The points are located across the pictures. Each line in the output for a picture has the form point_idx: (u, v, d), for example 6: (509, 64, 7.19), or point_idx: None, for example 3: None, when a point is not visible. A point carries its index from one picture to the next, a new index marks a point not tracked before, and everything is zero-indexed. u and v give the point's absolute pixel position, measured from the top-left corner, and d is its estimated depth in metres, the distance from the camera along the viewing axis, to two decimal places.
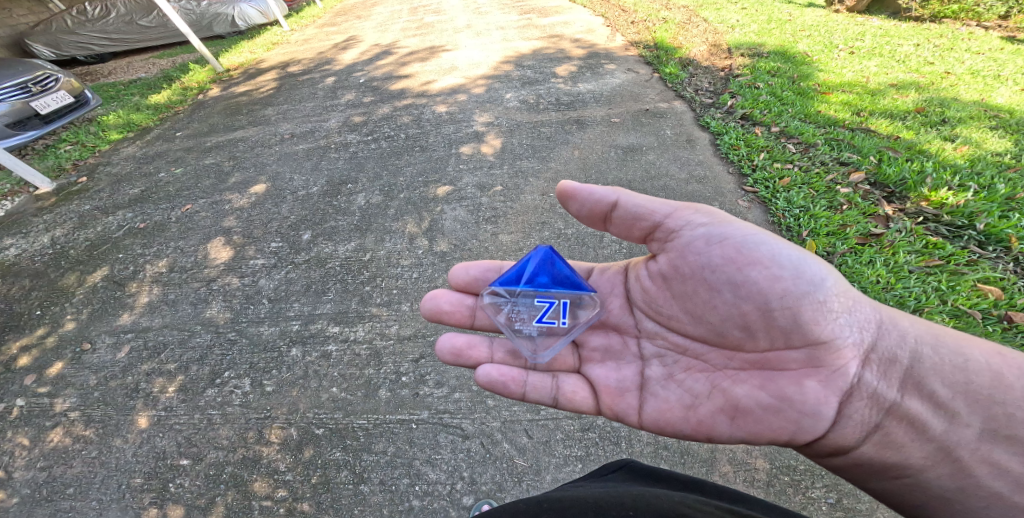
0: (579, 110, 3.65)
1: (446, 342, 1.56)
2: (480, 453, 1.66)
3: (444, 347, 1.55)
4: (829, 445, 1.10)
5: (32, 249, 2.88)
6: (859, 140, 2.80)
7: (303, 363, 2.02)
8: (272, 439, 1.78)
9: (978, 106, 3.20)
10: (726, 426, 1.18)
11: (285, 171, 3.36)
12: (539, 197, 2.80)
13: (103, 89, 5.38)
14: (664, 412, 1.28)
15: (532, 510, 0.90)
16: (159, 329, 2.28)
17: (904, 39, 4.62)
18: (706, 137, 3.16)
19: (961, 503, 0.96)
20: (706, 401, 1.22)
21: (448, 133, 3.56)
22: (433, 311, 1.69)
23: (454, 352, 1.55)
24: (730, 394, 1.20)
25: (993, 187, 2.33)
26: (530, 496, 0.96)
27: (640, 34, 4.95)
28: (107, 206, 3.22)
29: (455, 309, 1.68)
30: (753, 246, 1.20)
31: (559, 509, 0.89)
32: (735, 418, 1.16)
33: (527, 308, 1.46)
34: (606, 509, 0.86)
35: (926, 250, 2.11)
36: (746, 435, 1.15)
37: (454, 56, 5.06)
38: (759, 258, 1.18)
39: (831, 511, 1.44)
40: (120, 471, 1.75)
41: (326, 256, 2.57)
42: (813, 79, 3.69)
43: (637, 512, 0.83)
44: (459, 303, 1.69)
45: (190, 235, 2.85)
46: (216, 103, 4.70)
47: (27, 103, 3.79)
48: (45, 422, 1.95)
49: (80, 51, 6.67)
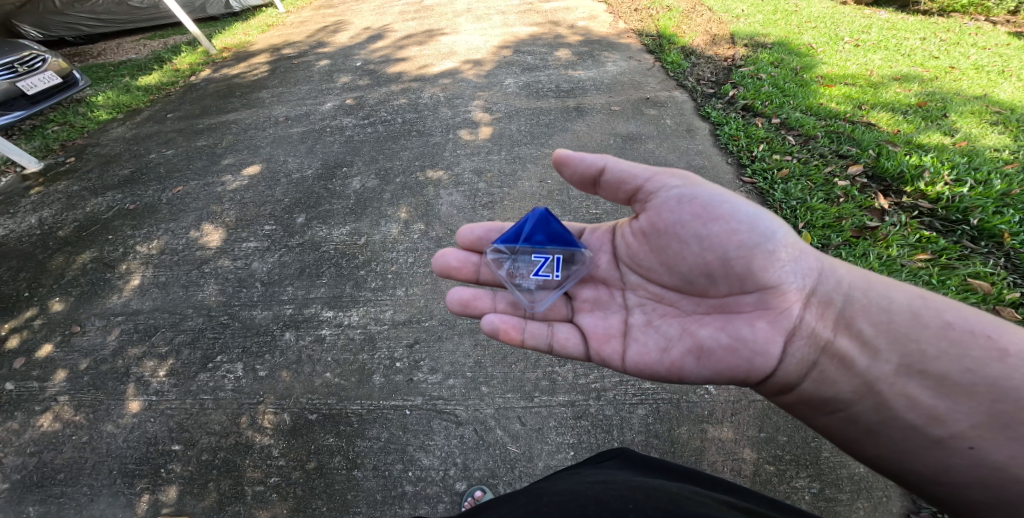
0: (579, 98, 3.60)
1: (456, 294, 1.56)
2: (473, 439, 1.66)
3: (453, 299, 1.56)
4: (773, 382, 1.11)
5: (20, 229, 2.83)
6: (859, 133, 2.77)
7: (296, 348, 2.01)
8: (266, 425, 1.76)
9: (981, 101, 3.18)
10: (694, 365, 1.18)
11: (279, 153, 3.30)
12: (536, 183, 2.78)
13: (93, 70, 5.28)
14: (644, 356, 1.27)
15: (530, 502, 0.88)
16: (150, 312, 2.25)
17: (911, 33, 4.58)
18: (706, 127, 3.14)
19: (884, 436, 0.96)
20: (677, 342, 1.23)
21: (445, 117, 3.51)
22: (442, 267, 1.67)
23: (462, 303, 1.55)
24: (696, 336, 1.20)
25: (989, 183, 2.31)
26: (528, 489, 0.94)
27: (643, 22, 4.89)
28: (96, 187, 3.15)
29: (463, 265, 1.65)
30: (719, 200, 1.18)
31: (560, 501, 0.87)
32: (701, 358, 1.17)
33: (526, 263, 1.51)
34: (606, 502, 0.83)
35: (919, 244, 2.11)
36: (712, 373, 1.16)
37: (454, 40, 4.97)
38: (723, 211, 1.17)
39: (813, 500, 1.46)
40: (111, 457, 1.73)
41: (320, 239, 2.54)
42: (816, 71, 3.66)
43: (638, 506, 0.81)
44: (466, 260, 1.66)
45: (181, 217, 2.81)
46: (209, 85, 4.61)
47: (13, 83, 3.68)
48: (34, 407, 1.92)
49: (69, 31, 6.51)
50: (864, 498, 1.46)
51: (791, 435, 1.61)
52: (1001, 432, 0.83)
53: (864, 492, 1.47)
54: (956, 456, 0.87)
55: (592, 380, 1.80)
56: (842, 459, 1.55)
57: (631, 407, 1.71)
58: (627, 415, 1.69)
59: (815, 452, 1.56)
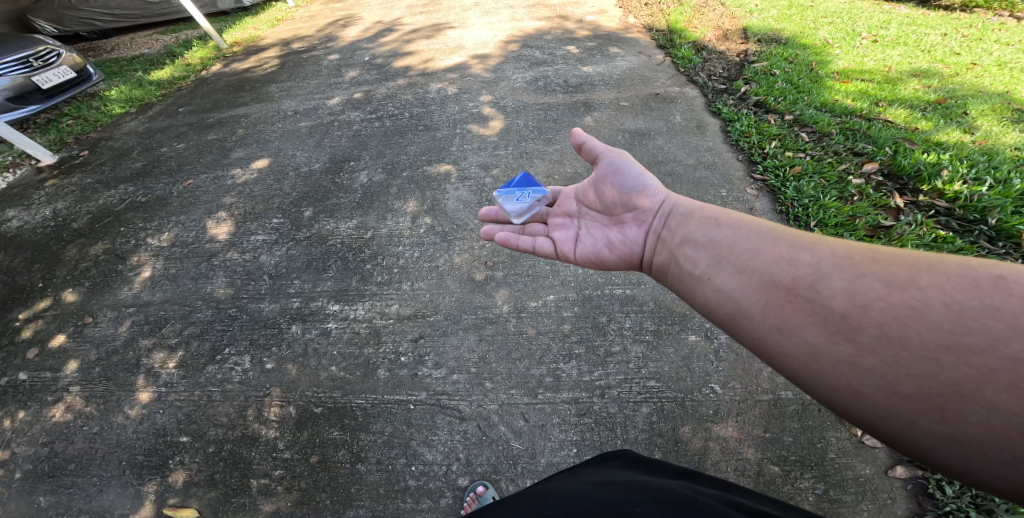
0: (587, 93, 3.56)
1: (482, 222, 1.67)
2: (476, 435, 1.65)
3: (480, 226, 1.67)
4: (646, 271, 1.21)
5: (35, 221, 2.88)
6: (876, 130, 2.70)
7: (302, 341, 2.02)
8: (272, 417, 1.78)
9: (1003, 98, 3.08)
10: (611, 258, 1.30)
11: (288, 147, 3.32)
12: (543, 179, 2.76)
13: (106, 65, 5.35)
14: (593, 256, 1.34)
15: (534, 505, 0.87)
16: (160, 304, 2.27)
17: (931, 29, 4.45)
18: (716, 123, 3.10)
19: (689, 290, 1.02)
20: (602, 238, 1.36)
21: (453, 112, 3.50)
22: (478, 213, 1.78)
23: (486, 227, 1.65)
24: (618, 233, 1.31)
25: (1009, 182, 2.24)
26: (531, 492, 0.93)
27: (653, 17, 4.83)
28: (108, 180, 3.20)
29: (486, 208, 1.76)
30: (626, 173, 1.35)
31: (564, 504, 0.85)
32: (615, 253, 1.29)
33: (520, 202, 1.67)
34: (613, 506, 0.82)
35: (935, 244, 2.06)
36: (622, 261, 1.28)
37: (461, 35, 4.94)
38: (627, 177, 1.34)
39: (817, 502, 1.43)
40: (121, 448, 1.76)
41: (327, 233, 2.55)
42: (832, 67, 3.58)
43: (645, 509, 0.80)
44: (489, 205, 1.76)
45: (191, 210, 2.83)
46: (220, 79, 4.64)
47: (28, 78, 3.73)
48: (47, 397, 1.95)
49: (83, 26, 6.55)
50: (869, 500, 1.43)
51: (796, 435, 1.58)
52: (750, 274, 0.91)
53: (869, 493, 1.44)
54: (717, 294, 0.95)
55: (596, 377, 1.78)
56: (849, 460, 1.51)
57: (635, 405, 1.69)
58: (631, 413, 1.67)
59: (822, 453, 1.53)
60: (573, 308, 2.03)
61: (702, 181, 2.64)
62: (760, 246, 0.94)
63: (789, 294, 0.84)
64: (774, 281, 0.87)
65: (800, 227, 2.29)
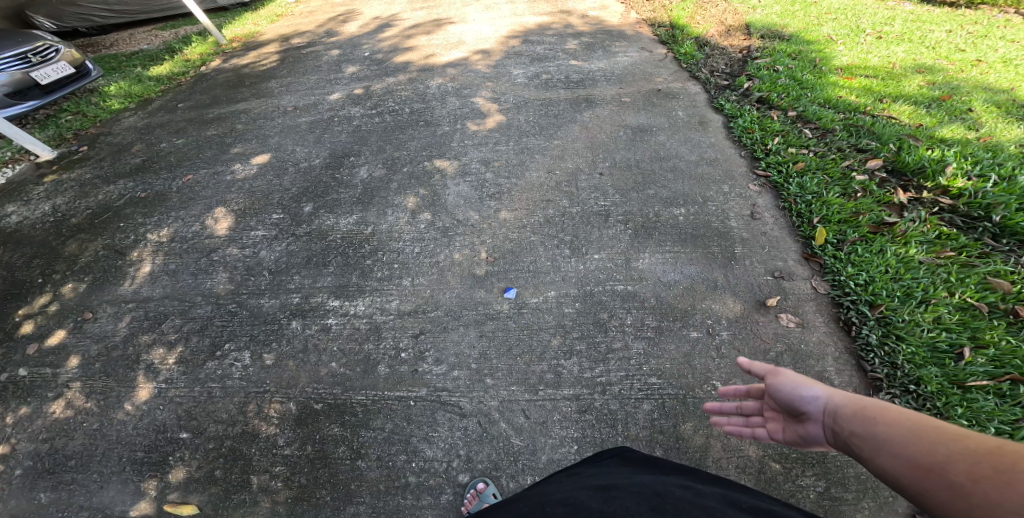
0: (589, 89, 3.54)
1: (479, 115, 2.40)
2: (477, 432, 1.64)
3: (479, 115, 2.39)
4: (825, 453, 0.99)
5: (34, 216, 2.87)
6: (880, 126, 2.68)
7: (303, 336, 2.01)
8: (271, 413, 1.77)
9: (1008, 95, 3.05)
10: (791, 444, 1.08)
11: (287, 143, 3.30)
12: (544, 174, 2.74)
13: (105, 60, 5.33)
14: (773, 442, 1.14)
15: (533, 510, 0.87)
16: (160, 300, 2.26)
17: (937, 25, 4.41)
18: (719, 120, 3.08)
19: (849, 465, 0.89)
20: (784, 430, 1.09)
21: (453, 108, 3.47)
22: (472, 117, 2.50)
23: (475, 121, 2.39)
24: (800, 428, 1.05)
25: (1014, 179, 2.21)
26: (531, 499, 0.92)
27: (656, 12, 4.79)
28: (108, 176, 3.19)
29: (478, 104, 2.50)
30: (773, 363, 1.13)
31: (561, 511, 0.83)
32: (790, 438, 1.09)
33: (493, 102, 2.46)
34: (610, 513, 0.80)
35: (939, 241, 2.05)
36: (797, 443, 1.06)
37: (462, 30, 4.91)
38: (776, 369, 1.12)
39: (819, 499, 1.43)
40: (121, 444, 1.75)
41: (327, 229, 2.53)
42: (836, 63, 3.56)
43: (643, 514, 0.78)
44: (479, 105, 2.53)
45: (191, 205, 2.81)
46: (218, 75, 4.62)
47: (27, 73, 3.70)
48: (47, 393, 1.94)
49: (82, 22, 6.49)
50: (870, 497, 1.42)
51: None
52: (893, 459, 0.79)
53: (871, 491, 1.43)
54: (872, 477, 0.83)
55: (597, 374, 1.78)
56: (851, 458, 1.51)
57: (636, 402, 1.68)
58: (633, 410, 1.66)
59: (823, 451, 1.52)
60: (573, 304, 2.02)
61: (704, 177, 2.63)
62: (904, 435, 0.80)
63: (929, 474, 0.73)
64: (915, 463, 0.76)
65: (803, 223, 2.28)
